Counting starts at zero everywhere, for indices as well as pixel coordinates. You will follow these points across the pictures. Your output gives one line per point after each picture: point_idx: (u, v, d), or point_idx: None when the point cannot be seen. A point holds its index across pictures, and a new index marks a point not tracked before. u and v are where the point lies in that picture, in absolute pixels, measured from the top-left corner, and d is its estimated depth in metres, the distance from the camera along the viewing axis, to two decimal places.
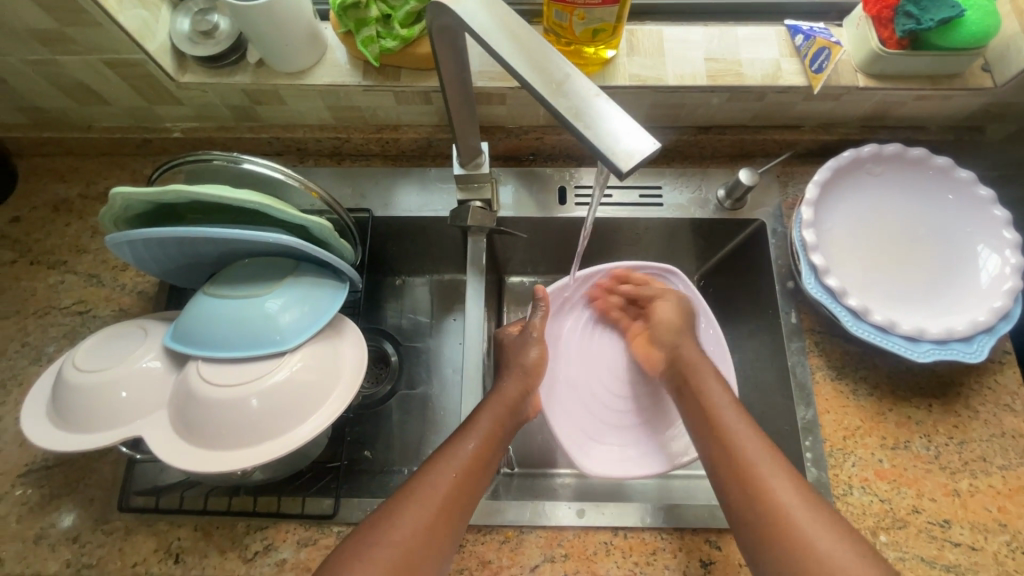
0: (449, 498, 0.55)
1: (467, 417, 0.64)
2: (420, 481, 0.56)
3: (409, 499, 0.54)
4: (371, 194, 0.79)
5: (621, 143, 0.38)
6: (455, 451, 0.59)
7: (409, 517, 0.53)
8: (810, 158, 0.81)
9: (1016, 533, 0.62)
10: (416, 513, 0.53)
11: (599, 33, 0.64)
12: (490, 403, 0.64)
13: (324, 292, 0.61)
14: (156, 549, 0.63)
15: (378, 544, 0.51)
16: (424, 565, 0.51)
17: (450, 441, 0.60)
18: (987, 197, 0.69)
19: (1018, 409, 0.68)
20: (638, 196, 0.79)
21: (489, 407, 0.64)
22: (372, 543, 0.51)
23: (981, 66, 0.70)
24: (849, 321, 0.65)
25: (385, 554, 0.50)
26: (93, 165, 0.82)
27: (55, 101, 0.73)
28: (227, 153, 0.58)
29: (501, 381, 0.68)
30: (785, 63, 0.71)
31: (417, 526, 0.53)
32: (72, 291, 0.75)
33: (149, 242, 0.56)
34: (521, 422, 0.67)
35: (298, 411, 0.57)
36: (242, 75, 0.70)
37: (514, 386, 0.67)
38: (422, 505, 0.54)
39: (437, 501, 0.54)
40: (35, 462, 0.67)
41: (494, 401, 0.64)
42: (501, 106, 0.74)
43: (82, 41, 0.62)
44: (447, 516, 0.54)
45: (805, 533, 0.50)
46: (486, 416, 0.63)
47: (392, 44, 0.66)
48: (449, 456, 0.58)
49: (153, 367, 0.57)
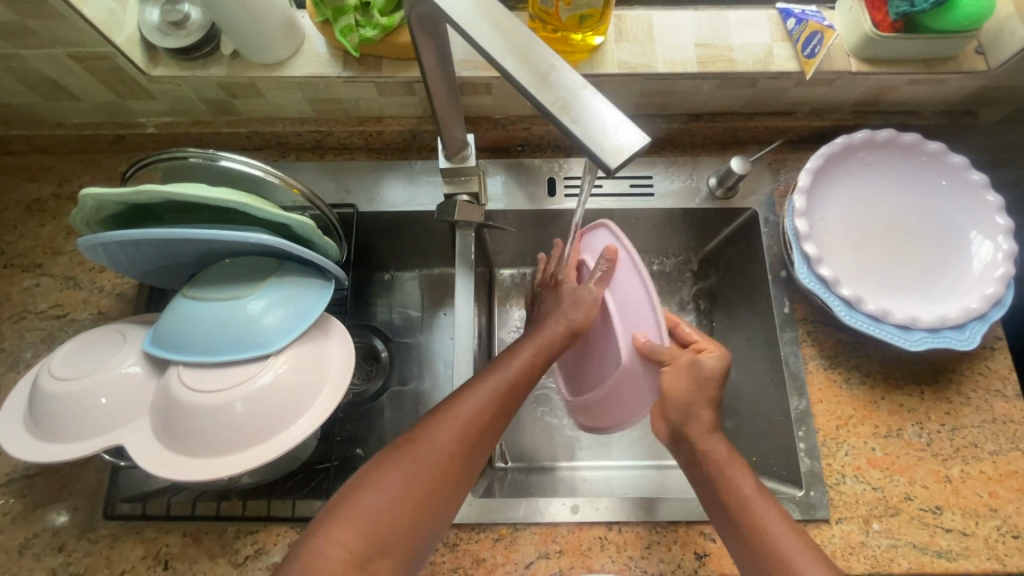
0: (486, 425, 0.54)
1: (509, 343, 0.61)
2: (460, 400, 0.55)
3: (447, 417, 0.54)
4: (355, 188, 0.77)
5: (610, 137, 0.36)
6: (494, 377, 0.57)
7: (448, 434, 0.53)
8: (802, 146, 0.80)
9: (1007, 518, 0.62)
10: (452, 434, 0.53)
11: (586, 19, 0.62)
12: (526, 344, 0.60)
13: (307, 291, 0.60)
14: (143, 557, 0.62)
15: (416, 460, 0.51)
16: (456, 484, 0.52)
17: (491, 365, 0.59)
18: (980, 181, 0.68)
19: (1009, 394, 0.68)
20: (629, 186, 0.78)
21: (523, 348, 0.60)
22: (411, 458, 0.51)
23: (974, 48, 0.68)
24: (841, 311, 0.65)
25: (421, 470, 0.51)
26: (66, 163, 0.79)
27: (22, 98, 0.70)
28: (203, 150, 0.56)
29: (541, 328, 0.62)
30: (777, 48, 0.69)
31: (456, 441, 0.52)
32: (48, 295, 0.73)
33: (124, 244, 0.54)
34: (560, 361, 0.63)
35: (285, 415, 0.56)
36: (216, 68, 0.67)
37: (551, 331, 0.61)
38: (457, 430, 0.53)
39: (473, 425, 0.54)
40: (16, 471, 0.65)
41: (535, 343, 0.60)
42: (486, 96, 0.72)
43: (44, 34, 0.59)
44: (482, 441, 0.54)
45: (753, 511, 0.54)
46: (532, 347, 0.59)
47: (372, 33, 0.64)
48: (490, 379, 0.57)
49: (132, 373, 0.55)
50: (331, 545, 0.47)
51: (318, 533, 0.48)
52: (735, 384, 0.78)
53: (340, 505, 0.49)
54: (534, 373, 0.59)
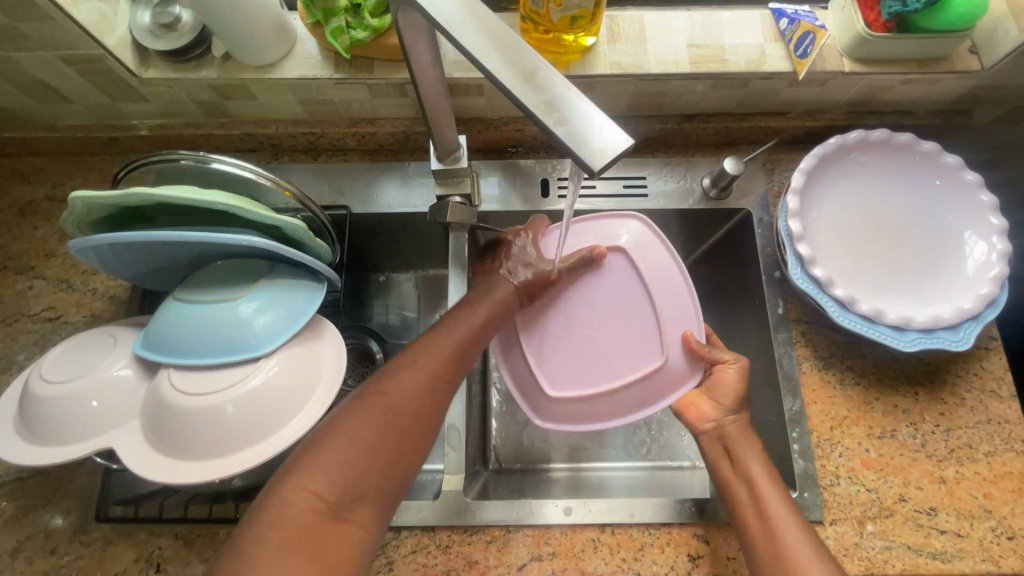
0: (448, 371, 0.56)
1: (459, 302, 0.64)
2: (421, 351, 0.56)
3: (411, 364, 0.54)
4: (348, 190, 0.77)
5: (595, 139, 0.36)
6: (449, 330, 0.59)
7: (415, 379, 0.53)
8: (796, 146, 0.79)
9: (1001, 519, 0.62)
10: (419, 378, 0.53)
11: (577, 20, 0.62)
12: (462, 312, 0.61)
13: (299, 293, 0.60)
14: (136, 560, 0.62)
15: (387, 403, 0.51)
16: (426, 425, 0.52)
17: (445, 321, 0.60)
18: (974, 180, 0.68)
19: (1004, 395, 0.67)
20: (623, 187, 0.78)
21: (462, 314, 0.61)
22: (382, 401, 0.51)
23: (968, 48, 0.68)
24: (835, 312, 0.65)
25: (392, 413, 0.50)
26: (59, 166, 0.79)
27: (14, 101, 0.70)
28: (194, 153, 0.56)
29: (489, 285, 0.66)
30: (769, 48, 0.69)
31: (422, 388, 0.53)
32: (41, 297, 0.73)
33: (115, 247, 0.53)
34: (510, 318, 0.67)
35: (277, 417, 0.55)
36: (208, 70, 0.67)
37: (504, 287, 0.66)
38: (423, 375, 0.54)
39: (438, 370, 0.55)
40: (8, 474, 0.65)
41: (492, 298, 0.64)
42: (479, 97, 0.72)
43: (35, 36, 0.59)
44: (446, 386, 0.55)
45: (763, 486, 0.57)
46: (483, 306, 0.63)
47: (362, 35, 0.64)
48: (445, 332, 0.59)
49: (124, 376, 0.55)
50: (305, 489, 0.45)
51: (291, 480, 0.46)
52: None
53: (313, 449, 0.47)
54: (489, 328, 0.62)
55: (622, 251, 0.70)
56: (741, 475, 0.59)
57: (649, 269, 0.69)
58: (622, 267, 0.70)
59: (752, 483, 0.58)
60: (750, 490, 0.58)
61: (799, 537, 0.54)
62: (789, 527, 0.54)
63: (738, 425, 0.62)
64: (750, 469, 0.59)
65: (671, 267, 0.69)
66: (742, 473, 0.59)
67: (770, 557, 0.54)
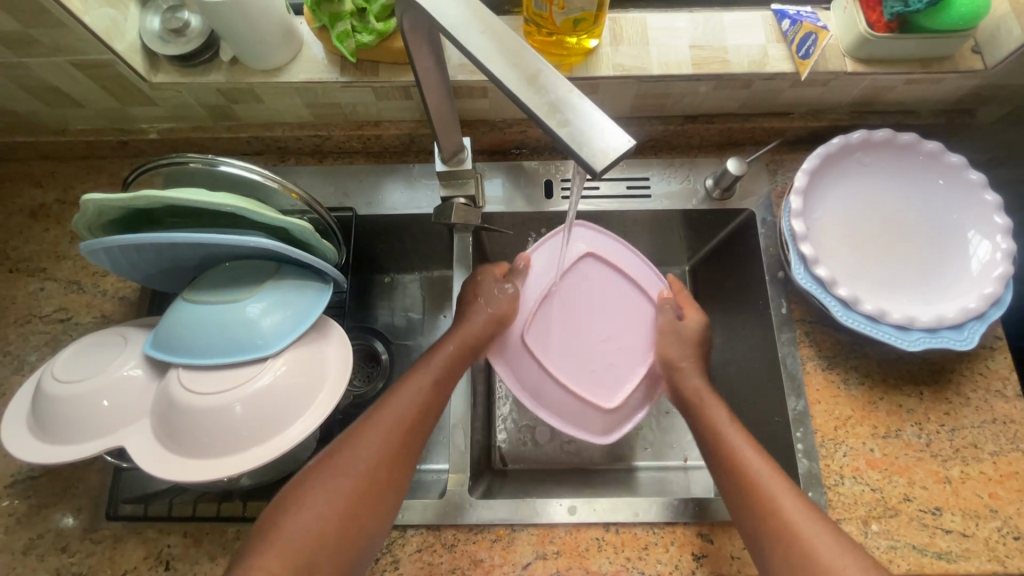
0: (406, 433, 0.57)
1: (425, 351, 0.65)
2: (379, 413, 0.58)
3: (368, 430, 0.56)
4: (354, 192, 0.78)
5: (597, 140, 0.37)
6: (411, 387, 0.60)
7: (370, 447, 0.55)
8: (800, 146, 0.80)
9: (1007, 519, 0.62)
10: (376, 444, 0.55)
11: (580, 22, 0.62)
12: (421, 368, 0.63)
13: (306, 293, 0.60)
14: (145, 557, 0.63)
15: (341, 475, 0.52)
16: (383, 491, 0.53)
17: (408, 375, 0.62)
18: (977, 180, 0.68)
19: (1009, 394, 0.67)
20: (626, 188, 0.78)
21: (421, 370, 0.62)
22: (335, 472, 0.52)
23: (971, 47, 0.68)
24: (838, 311, 0.65)
25: (346, 484, 0.52)
26: (70, 169, 0.80)
27: (26, 105, 0.72)
28: (204, 156, 0.57)
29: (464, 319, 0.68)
30: (772, 49, 0.69)
31: (379, 454, 0.55)
32: (52, 299, 0.74)
33: (125, 249, 0.54)
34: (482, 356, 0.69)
35: (284, 416, 0.56)
36: (216, 74, 0.68)
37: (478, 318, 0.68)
38: (379, 440, 0.55)
39: (394, 434, 0.56)
40: (21, 473, 0.66)
41: (457, 335, 0.66)
42: (483, 100, 0.73)
43: (47, 42, 0.60)
44: (405, 448, 0.56)
45: (723, 425, 0.61)
46: (449, 350, 0.65)
47: (368, 39, 0.64)
48: (407, 389, 0.60)
49: (134, 376, 0.56)
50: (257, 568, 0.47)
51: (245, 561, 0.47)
52: (733, 384, 0.78)
53: (268, 526, 0.49)
54: (458, 364, 0.65)
55: (583, 257, 0.73)
56: (706, 426, 0.61)
57: (612, 260, 0.74)
58: (587, 270, 0.73)
59: (733, 449, 0.58)
60: (732, 459, 0.57)
61: (786, 497, 0.53)
62: (750, 456, 0.57)
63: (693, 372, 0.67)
64: (728, 438, 0.59)
65: (621, 251, 0.75)
66: (722, 442, 0.59)
67: (734, 485, 0.56)
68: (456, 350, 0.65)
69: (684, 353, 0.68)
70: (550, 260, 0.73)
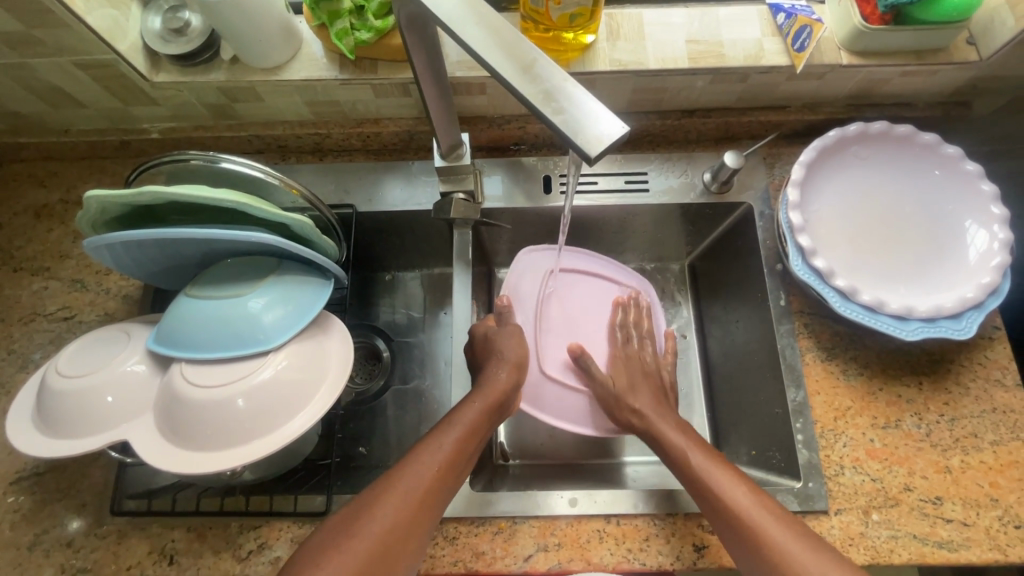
0: (429, 495, 0.54)
1: (450, 410, 0.62)
2: (399, 475, 0.54)
3: (388, 491, 0.53)
4: (354, 189, 0.79)
5: (593, 128, 0.37)
6: (438, 442, 0.57)
7: (389, 510, 0.51)
8: (797, 139, 0.80)
9: (1008, 508, 0.62)
10: (397, 507, 0.52)
11: (576, 18, 0.63)
12: (449, 425, 0.60)
13: (308, 289, 0.61)
14: (150, 552, 0.63)
15: (356, 538, 0.49)
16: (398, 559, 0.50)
17: (435, 431, 0.59)
18: (975, 171, 0.68)
19: (1008, 383, 0.67)
20: (624, 182, 0.79)
21: (448, 425, 0.60)
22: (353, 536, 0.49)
23: (966, 38, 0.69)
24: (837, 302, 0.65)
25: (359, 549, 0.49)
26: (74, 170, 0.81)
27: (30, 106, 0.72)
28: (204, 153, 0.57)
29: (486, 371, 0.67)
30: (767, 42, 0.70)
31: (398, 519, 0.51)
32: (56, 297, 0.75)
33: (128, 245, 0.55)
34: (507, 414, 0.66)
35: (285, 410, 0.57)
36: (217, 73, 0.69)
37: (498, 375, 0.65)
38: (398, 501, 0.52)
39: (415, 496, 0.53)
40: (26, 469, 0.67)
41: (480, 392, 0.63)
42: (481, 96, 0.74)
43: (51, 42, 0.61)
44: (425, 512, 0.53)
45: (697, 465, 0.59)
46: (475, 406, 0.62)
47: (367, 36, 0.65)
48: (433, 446, 0.57)
49: (137, 370, 0.57)
50: None
51: None
52: (732, 379, 0.79)
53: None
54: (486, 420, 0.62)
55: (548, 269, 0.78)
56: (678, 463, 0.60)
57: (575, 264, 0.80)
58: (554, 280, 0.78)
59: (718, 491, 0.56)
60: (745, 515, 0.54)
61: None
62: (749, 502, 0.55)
63: (648, 389, 0.69)
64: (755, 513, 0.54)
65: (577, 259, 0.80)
66: (749, 518, 0.54)
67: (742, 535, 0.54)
68: (483, 407, 0.62)
69: (646, 374, 0.71)
70: (525, 281, 0.77)
